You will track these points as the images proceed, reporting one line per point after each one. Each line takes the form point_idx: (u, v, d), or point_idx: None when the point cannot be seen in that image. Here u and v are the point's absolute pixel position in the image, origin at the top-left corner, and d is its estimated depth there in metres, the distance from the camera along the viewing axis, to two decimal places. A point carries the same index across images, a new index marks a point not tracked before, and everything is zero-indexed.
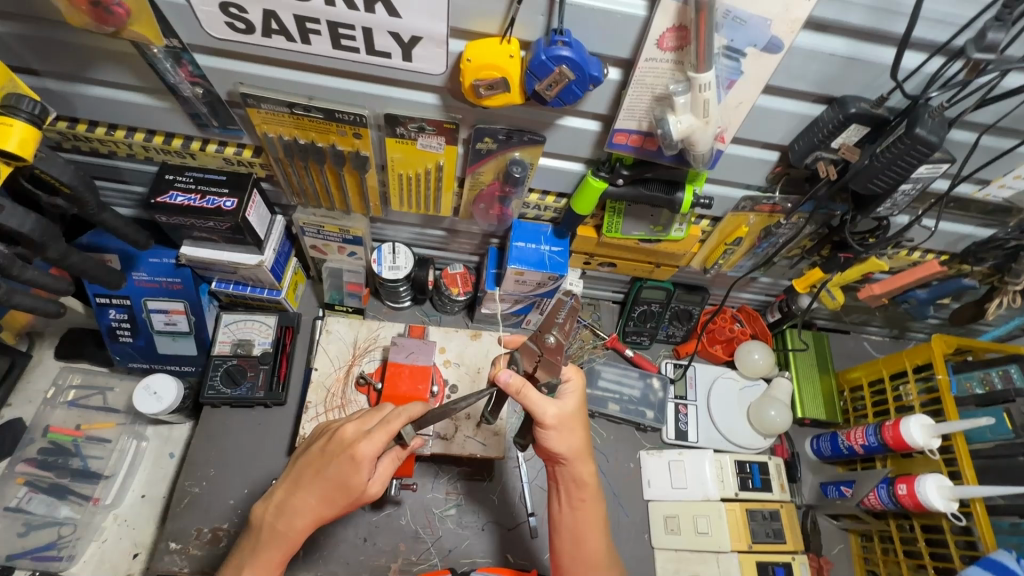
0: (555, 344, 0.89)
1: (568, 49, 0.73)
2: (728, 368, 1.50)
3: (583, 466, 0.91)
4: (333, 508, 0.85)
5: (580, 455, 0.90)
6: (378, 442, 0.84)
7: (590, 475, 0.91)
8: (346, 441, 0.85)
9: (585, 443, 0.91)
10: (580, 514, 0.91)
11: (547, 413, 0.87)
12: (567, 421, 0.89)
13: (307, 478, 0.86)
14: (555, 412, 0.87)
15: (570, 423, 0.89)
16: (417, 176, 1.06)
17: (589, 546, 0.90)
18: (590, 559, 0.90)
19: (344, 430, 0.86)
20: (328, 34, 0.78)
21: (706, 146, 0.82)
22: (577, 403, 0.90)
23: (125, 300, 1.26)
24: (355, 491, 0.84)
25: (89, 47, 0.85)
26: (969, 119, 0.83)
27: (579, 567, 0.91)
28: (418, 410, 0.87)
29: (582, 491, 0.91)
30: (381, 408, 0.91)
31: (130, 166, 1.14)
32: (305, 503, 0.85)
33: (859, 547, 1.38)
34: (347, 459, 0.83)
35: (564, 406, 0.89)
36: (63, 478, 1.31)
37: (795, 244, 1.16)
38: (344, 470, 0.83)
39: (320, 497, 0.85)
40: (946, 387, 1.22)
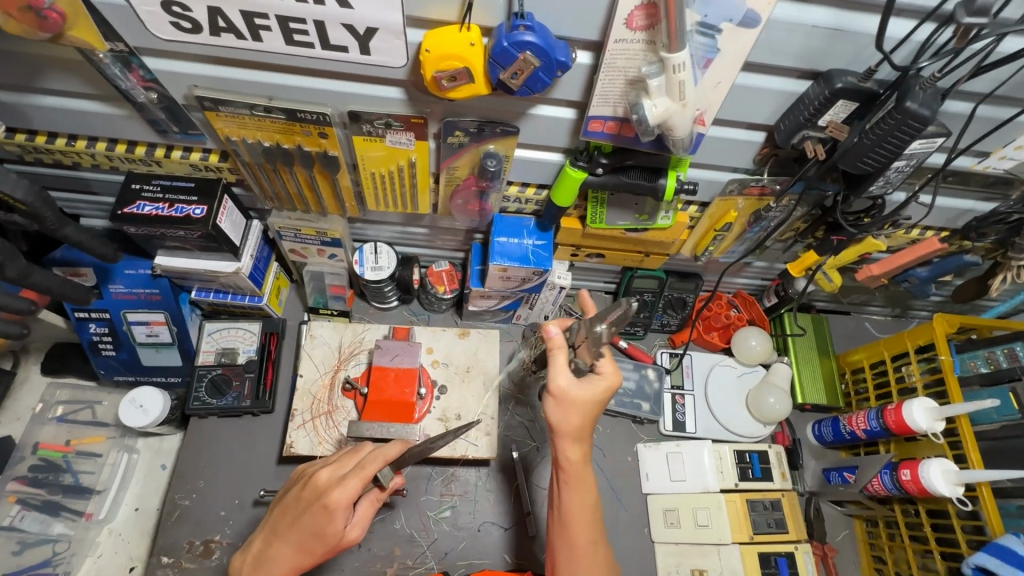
0: (599, 335, 0.85)
1: (531, 34, 0.68)
2: (725, 355, 1.47)
3: (569, 447, 0.90)
4: (311, 557, 0.85)
5: (568, 436, 0.89)
6: (352, 490, 0.81)
7: (579, 457, 0.90)
8: (320, 488, 0.84)
9: (582, 425, 0.89)
10: (567, 493, 0.91)
11: (554, 382, 0.87)
12: (567, 400, 0.88)
13: (285, 526, 0.85)
14: (561, 385, 0.87)
15: (569, 404, 0.88)
16: (390, 174, 1.02)
17: (574, 527, 0.90)
18: (575, 538, 0.91)
19: (319, 476, 0.84)
20: (279, 29, 0.74)
21: (685, 131, 0.78)
22: (598, 391, 0.89)
23: (104, 313, 1.22)
24: (332, 540, 0.83)
25: (34, 55, 0.81)
26: (965, 89, 0.79)
27: (565, 546, 0.91)
28: (395, 452, 0.85)
29: (569, 472, 0.91)
30: (358, 449, 0.89)
31: (98, 176, 1.11)
32: (282, 553, 0.85)
33: (864, 533, 1.35)
34: (319, 509, 0.82)
35: (579, 383, 0.88)
36: (55, 495, 1.28)
37: (787, 227, 1.11)
38: (319, 521, 0.82)
39: (296, 547, 0.84)
40: (949, 367, 1.18)
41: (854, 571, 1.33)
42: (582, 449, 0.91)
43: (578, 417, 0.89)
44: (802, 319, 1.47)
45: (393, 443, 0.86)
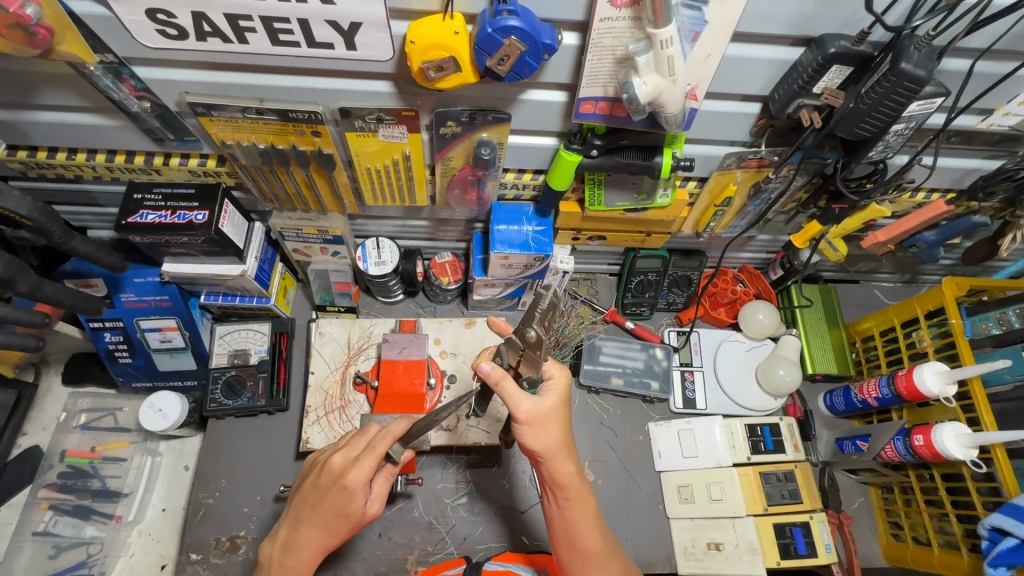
0: (535, 340, 0.85)
1: (515, 18, 0.67)
2: (733, 330, 1.46)
3: (561, 465, 0.87)
4: (337, 535, 0.87)
5: (557, 454, 0.87)
6: (367, 468, 0.84)
7: (572, 473, 0.88)
8: (336, 472, 0.86)
9: (563, 440, 0.88)
10: (568, 514, 0.90)
11: (522, 409, 0.85)
12: (542, 418, 0.86)
13: (308, 511, 0.87)
14: (529, 409, 0.85)
15: (550, 418, 0.87)
16: (386, 169, 1.02)
17: (582, 545, 0.89)
18: (589, 554, 0.89)
19: (333, 461, 0.86)
20: (264, 30, 0.74)
21: (677, 106, 0.77)
22: (557, 401, 0.88)
23: (117, 322, 1.24)
24: (355, 517, 0.86)
25: (28, 72, 0.82)
26: (962, 45, 0.77)
27: (580, 562, 0.90)
28: (402, 429, 0.87)
29: (567, 491, 0.89)
30: (367, 429, 0.91)
31: (100, 188, 1.13)
32: (310, 537, 0.87)
33: (879, 499, 1.35)
34: (340, 490, 0.84)
35: (540, 402, 0.86)
36: (85, 500, 1.33)
37: (789, 198, 1.10)
38: (340, 500, 0.84)
39: (323, 529, 0.87)
40: (961, 331, 1.16)
41: (872, 537, 1.34)
42: (572, 463, 0.89)
43: (559, 431, 0.88)
44: (809, 291, 1.45)
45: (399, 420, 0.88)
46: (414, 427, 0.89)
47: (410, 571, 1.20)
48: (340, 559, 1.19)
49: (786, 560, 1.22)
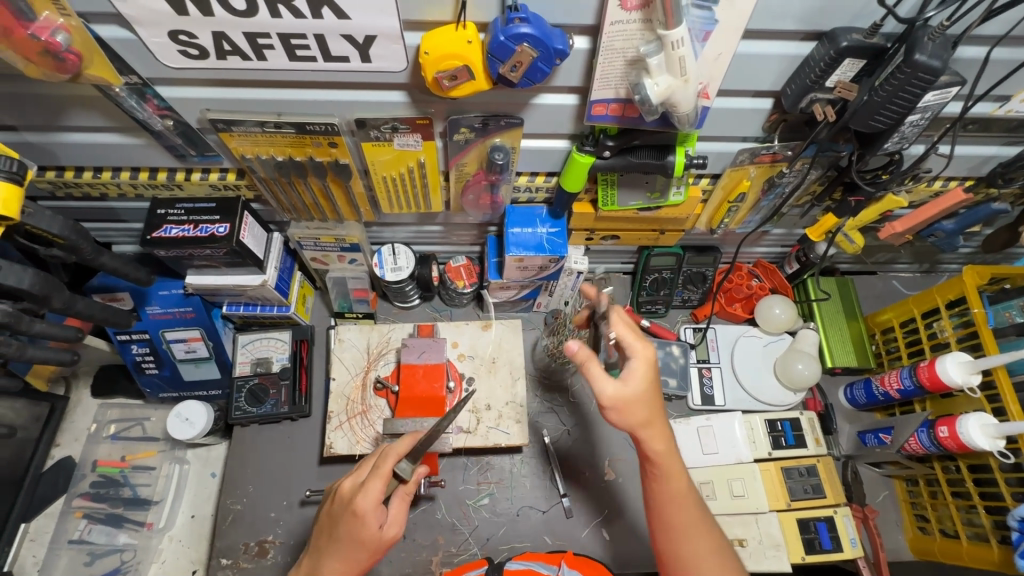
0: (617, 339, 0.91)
1: (527, 25, 0.68)
2: (749, 325, 1.46)
3: (651, 437, 0.89)
4: (357, 565, 0.87)
5: (651, 425, 0.89)
6: (373, 489, 0.85)
7: (666, 442, 0.90)
8: (346, 498, 0.88)
9: (656, 411, 0.89)
10: (666, 483, 0.90)
11: (604, 392, 0.87)
12: (631, 398, 0.87)
13: (325, 542, 0.89)
14: (612, 392, 0.87)
15: (641, 393, 0.87)
16: (401, 176, 1.04)
17: (675, 511, 0.89)
18: (677, 527, 0.89)
19: (342, 488, 0.90)
20: (282, 47, 0.76)
21: (689, 105, 0.77)
22: (643, 382, 0.87)
23: (144, 335, 1.27)
24: (371, 543, 0.85)
25: (57, 96, 0.85)
26: (978, 33, 0.76)
27: (667, 537, 0.90)
28: (405, 446, 0.90)
29: (664, 460, 0.89)
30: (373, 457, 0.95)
31: (125, 205, 1.16)
32: (331, 569, 0.87)
33: (905, 492, 1.34)
34: (350, 516, 0.85)
35: (626, 385, 0.87)
36: (117, 508, 1.37)
37: (804, 191, 1.10)
38: (353, 527, 0.85)
39: (341, 559, 0.87)
40: (983, 320, 1.15)
41: (897, 530, 1.33)
42: (666, 433, 0.90)
43: (648, 404, 0.88)
44: (825, 284, 1.44)
45: (403, 439, 0.92)
46: (418, 442, 0.93)
47: (435, 572, 1.21)
48: None
49: (811, 556, 1.21)
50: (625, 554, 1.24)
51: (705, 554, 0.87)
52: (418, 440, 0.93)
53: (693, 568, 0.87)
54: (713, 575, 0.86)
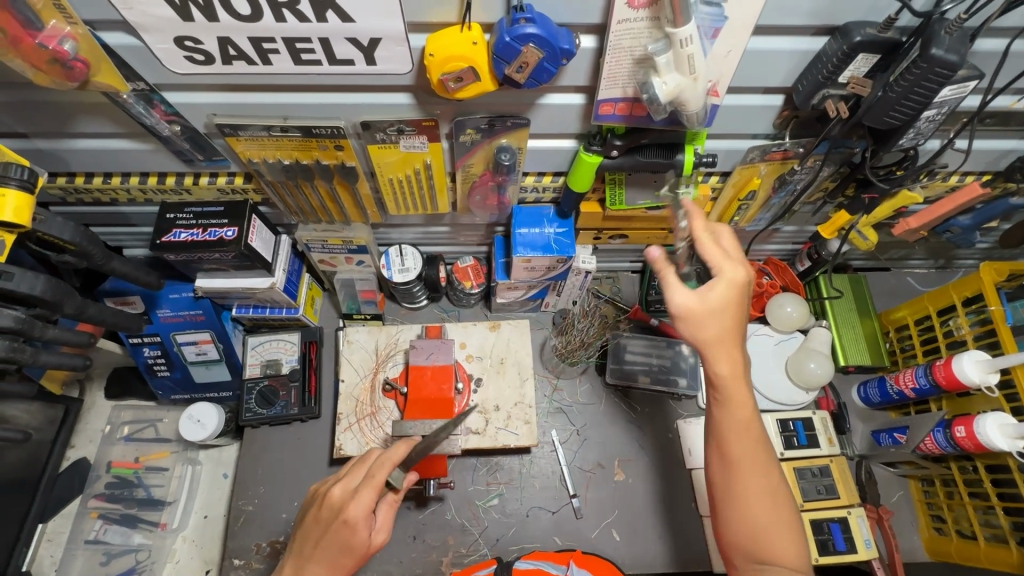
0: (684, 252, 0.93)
1: (533, 26, 0.67)
2: (760, 324, 1.44)
3: (720, 355, 0.80)
4: (343, 571, 0.86)
5: (720, 348, 0.80)
6: (367, 499, 0.84)
7: (735, 371, 0.80)
8: (335, 505, 0.86)
9: (725, 335, 0.79)
10: (733, 416, 0.81)
11: (677, 303, 0.79)
12: (711, 315, 0.79)
13: (310, 547, 0.86)
14: (687, 305, 0.79)
15: (716, 316, 0.79)
16: (408, 178, 1.04)
17: (740, 443, 0.81)
18: (755, 455, 0.81)
19: (332, 494, 0.87)
20: (287, 50, 0.76)
21: (698, 104, 0.76)
22: (727, 299, 0.78)
23: (156, 337, 1.28)
24: (361, 550, 0.85)
25: (67, 103, 0.86)
26: (996, 25, 0.74)
27: (746, 459, 0.81)
28: (400, 454, 0.89)
29: (728, 394, 0.81)
30: (363, 461, 0.92)
31: (134, 210, 1.17)
32: (315, 574, 0.85)
33: (921, 493, 1.32)
34: (341, 524, 0.84)
35: (705, 301, 0.78)
36: (131, 508, 1.38)
37: (816, 188, 1.08)
38: (343, 535, 0.84)
39: (328, 565, 0.85)
40: (1001, 318, 1.13)
41: (913, 531, 1.31)
42: (738, 364, 0.81)
43: (715, 325, 0.79)
44: (838, 282, 1.42)
45: (397, 447, 0.90)
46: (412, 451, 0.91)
47: (445, 572, 1.21)
48: (378, 562, 1.21)
49: (824, 557, 1.19)
50: (635, 552, 1.24)
51: (772, 494, 0.81)
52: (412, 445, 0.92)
53: (752, 500, 0.80)
54: (771, 515, 0.80)
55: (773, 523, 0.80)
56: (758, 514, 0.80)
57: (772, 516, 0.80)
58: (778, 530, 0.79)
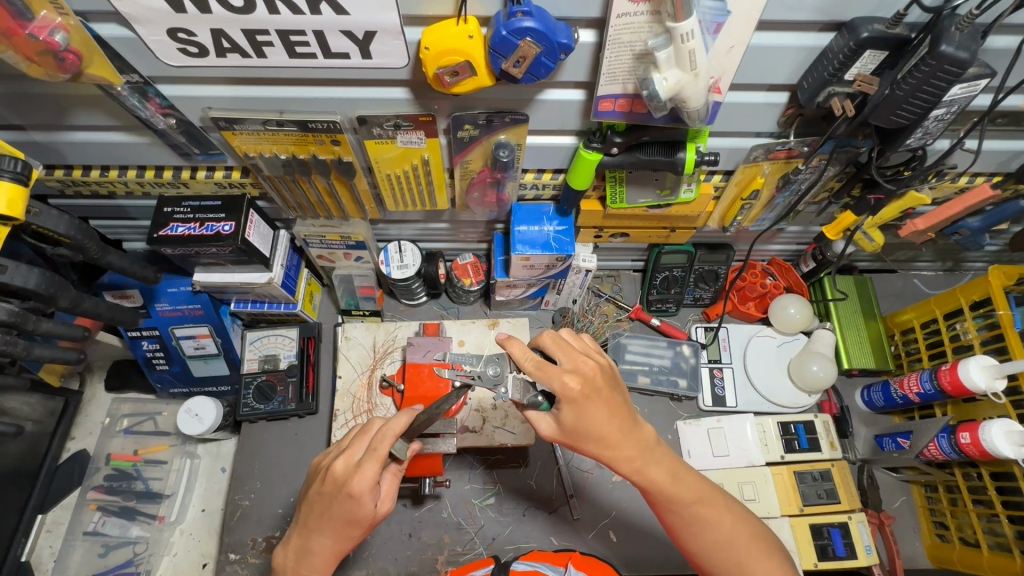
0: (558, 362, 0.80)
1: (529, 19, 0.66)
2: (763, 325, 1.42)
3: (621, 444, 0.80)
4: (350, 540, 0.87)
5: (613, 448, 0.80)
6: (371, 473, 0.81)
7: (637, 455, 0.82)
8: (339, 479, 0.83)
9: (609, 432, 0.79)
10: (654, 493, 0.84)
11: (548, 432, 0.82)
12: (575, 432, 0.79)
13: (316, 519, 0.86)
14: (552, 431, 0.81)
15: (587, 414, 0.78)
16: (406, 174, 1.03)
17: (676, 514, 0.85)
18: (695, 516, 0.84)
19: (334, 467, 0.84)
20: (281, 44, 0.75)
21: (700, 101, 0.74)
22: (580, 408, 0.77)
23: (154, 331, 1.28)
24: (366, 522, 0.84)
25: (62, 95, 0.85)
26: (1008, 22, 0.72)
27: (688, 522, 0.85)
28: (402, 425, 0.84)
29: (642, 477, 0.83)
30: (365, 431, 0.88)
31: (133, 203, 1.17)
32: (323, 544, 0.87)
33: (923, 498, 1.30)
34: (345, 497, 0.82)
35: (563, 424, 0.79)
36: (130, 501, 1.38)
37: (821, 188, 1.06)
38: (348, 508, 0.82)
39: (334, 535, 0.86)
40: (1009, 323, 1.10)
41: (915, 537, 1.29)
42: (634, 447, 0.81)
43: (600, 423, 0.78)
44: (843, 283, 1.39)
45: (399, 417, 0.85)
46: (414, 421, 0.87)
47: (440, 571, 1.20)
48: (372, 559, 1.20)
49: (823, 562, 1.18)
50: (634, 553, 1.23)
51: (729, 538, 0.84)
52: (415, 415, 0.88)
53: (720, 552, 0.84)
54: (743, 552, 0.83)
55: (749, 559, 0.83)
56: (734, 560, 0.83)
57: (746, 554, 0.83)
58: (760, 563, 0.83)
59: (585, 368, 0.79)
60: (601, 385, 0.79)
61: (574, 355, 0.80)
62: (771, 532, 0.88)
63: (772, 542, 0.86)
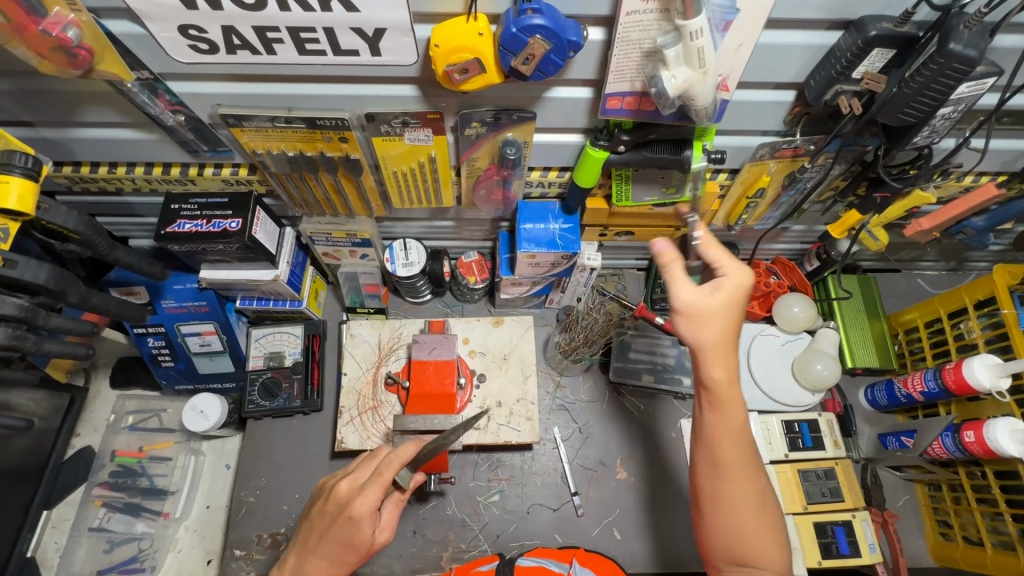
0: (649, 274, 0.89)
1: (540, 16, 0.66)
2: (767, 324, 1.42)
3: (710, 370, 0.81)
4: (345, 565, 0.86)
5: (712, 354, 0.80)
6: (373, 497, 0.81)
7: (715, 395, 0.81)
8: (342, 500, 0.84)
9: (724, 339, 0.80)
10: (720, 432, 0.82)
11: (682, 330, 0.81)
12: (707, 312, 0.80)
13: (314, 541, 0.86)
14: (685, 315, 0.81)
15: (705, 322, 0.80)
16: (412, 172, 1.03)
17: (718, 459, 0.82)
18: (732, 465, 0.82)
19: (338, 489, 0.85)
20: (291, 40, 0.75)
21: (708, 99, 0.74)
22: (726, 303, 0.80)
23: (160, 328, 1.28)
24: (362, 548, 0.83)
25: (72, 92, 0.86)
26: (1015, 21, 0.73)
27: (720, 469, 0.82)
28: (409, 453, 0.84)
29: (720, 409, 0.81)
30: (373, 457, 0.89)
31: (140, 200, 1.17)
32: (317, 567, 0.86)
33: (927, 497, 1.30)
34: (345, 520, 0.82)
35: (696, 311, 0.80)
36: (134, 497, 1.39)
37: (826, 187, 1.06)
38: (346, 531, 0.82)
39: (329, 560, 0.85)
40: (1014, 321, 1.11)
41: (918, 535, 1.29)
42: (731, 374, 0.81)
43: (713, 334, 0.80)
44: (847, 282, 1.40)
45: (407, 445, 0.85)
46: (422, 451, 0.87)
47: (445, 568, 1.21)
48: (377, 556, 1.21)
49: (827, 560, 1.18)
50: (638, 551, 1.23)
51: (742, 499, 0.82)
52: (423, 446, 0.88)
53: (728, 508, 0.82)
54: (753, 525, 0.81)
55: (756, 533, 0.81)
56: (735, 522, 0.81)
57: (755, 526, 0.81)
58: (761, 532, 0.81)
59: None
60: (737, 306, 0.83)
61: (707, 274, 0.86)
62: (782, 523, 0.85)
63: (778, 523, 0.84)
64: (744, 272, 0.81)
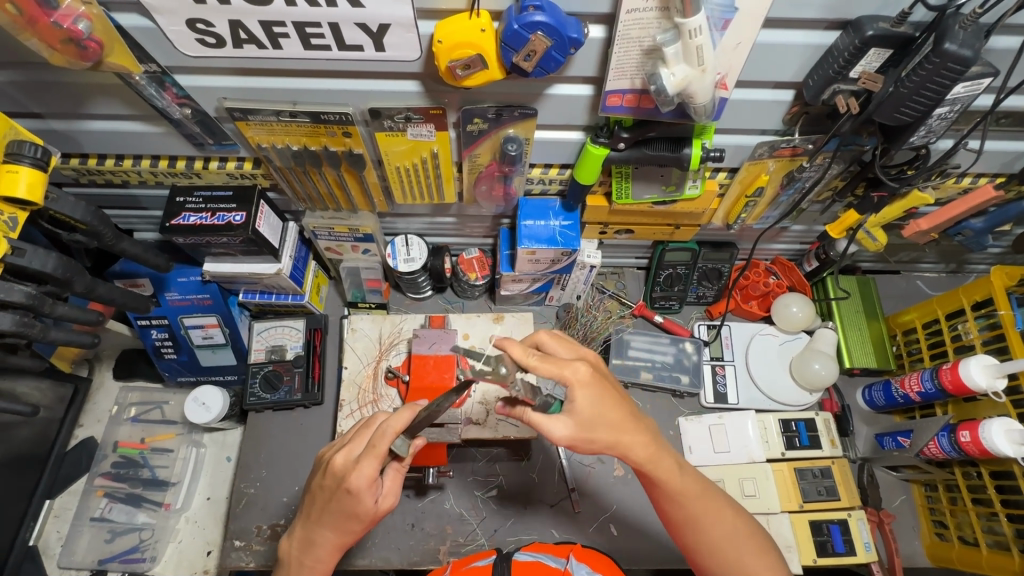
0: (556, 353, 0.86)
1: (541, 14, 0.68)
2: (766, 323, 1.43)
3: (632, 439, 0.82)
4: (351, 534, 0.88)
5: (626, 435, 0.81)
6: (368, 469, 0.81)
7: (647, 448, 0.83)
8: (339, 473, 0.84)
9: (624, 420, 0.81)
10: (665, 484, 0.85)
11: (563, 434, 0.79)
12: (592, 423, 0.79)
13: (318, 513, 0.88)
14: (567, 433, 0.79)
15: (601, 404, 0.80)
16: (415, 167, 1.04)
17: (681, 507, 0.85)
18: (694, 507, 0.85)
19: (335, 461, 0.85)
20: (297, 35, 0.76)
21: (706, 97, 0.75)
22: (592, 398, 0.79)
23: (164, 320, 1.30)
24: (366, 517, 0.85)
25: (81, 84, 0.87)
26: (1011, 22, 0.74)
27: (687, 511, 0.86)
28: (402, 422, 0.83)
29: (655, 465, 0.83)
30: (367, 428, 0.88)
31: (145, 192, 1.19)
32: (325, 537, 0.88)
33: (923, 497, 1.31)
34: (344, 493, 0.83)
35: (578, 417, 0.79)
36: (136, 488, 1.40)
37: (824, 187, 1.07)
38: (348, 503, 0.84)
39: (335, 529, 0.87)
40: (1011, 323, 1.11)
41: (914, 536, 1.29)
42: (645, 435, 0.83)
43: (612, 414, 0.80)
44: (846, 283, 1.40)
45: (401, 414, 0.84)
46: (416, 418, 0.86)
47: (442, 561, 1.21)
48: (374, 548, 1.21)
49: (822, 558, 1.19)
50: (634, 548, 1.24)
51: (732, 534, 0.85)
52: (418, 411, 0.86)
53: (721, 548, 0.85)
54: (743, 549, 0.85)
55: (748, 557, 0.84)
56: (733, 557, 0.84)
57: (743, 550, 0.85)
58: (756, 561, 0.84)
59: (588, 355, 0.86)
60: (604, 373, 0.85)
61: (574, 348, 0.86)
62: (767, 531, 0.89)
63: (768, 542, 0.87)
64: (578, 367, 0.80)
